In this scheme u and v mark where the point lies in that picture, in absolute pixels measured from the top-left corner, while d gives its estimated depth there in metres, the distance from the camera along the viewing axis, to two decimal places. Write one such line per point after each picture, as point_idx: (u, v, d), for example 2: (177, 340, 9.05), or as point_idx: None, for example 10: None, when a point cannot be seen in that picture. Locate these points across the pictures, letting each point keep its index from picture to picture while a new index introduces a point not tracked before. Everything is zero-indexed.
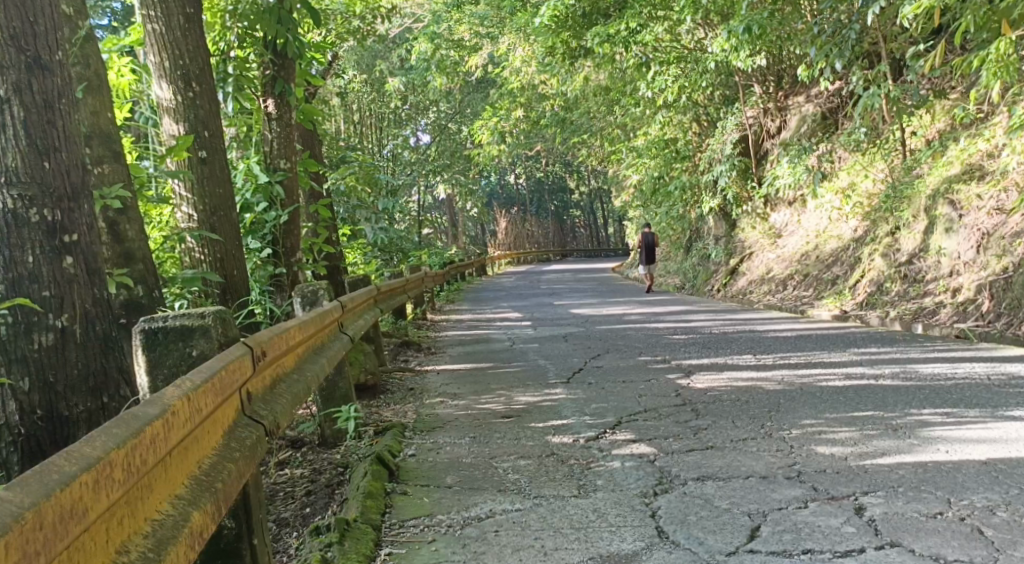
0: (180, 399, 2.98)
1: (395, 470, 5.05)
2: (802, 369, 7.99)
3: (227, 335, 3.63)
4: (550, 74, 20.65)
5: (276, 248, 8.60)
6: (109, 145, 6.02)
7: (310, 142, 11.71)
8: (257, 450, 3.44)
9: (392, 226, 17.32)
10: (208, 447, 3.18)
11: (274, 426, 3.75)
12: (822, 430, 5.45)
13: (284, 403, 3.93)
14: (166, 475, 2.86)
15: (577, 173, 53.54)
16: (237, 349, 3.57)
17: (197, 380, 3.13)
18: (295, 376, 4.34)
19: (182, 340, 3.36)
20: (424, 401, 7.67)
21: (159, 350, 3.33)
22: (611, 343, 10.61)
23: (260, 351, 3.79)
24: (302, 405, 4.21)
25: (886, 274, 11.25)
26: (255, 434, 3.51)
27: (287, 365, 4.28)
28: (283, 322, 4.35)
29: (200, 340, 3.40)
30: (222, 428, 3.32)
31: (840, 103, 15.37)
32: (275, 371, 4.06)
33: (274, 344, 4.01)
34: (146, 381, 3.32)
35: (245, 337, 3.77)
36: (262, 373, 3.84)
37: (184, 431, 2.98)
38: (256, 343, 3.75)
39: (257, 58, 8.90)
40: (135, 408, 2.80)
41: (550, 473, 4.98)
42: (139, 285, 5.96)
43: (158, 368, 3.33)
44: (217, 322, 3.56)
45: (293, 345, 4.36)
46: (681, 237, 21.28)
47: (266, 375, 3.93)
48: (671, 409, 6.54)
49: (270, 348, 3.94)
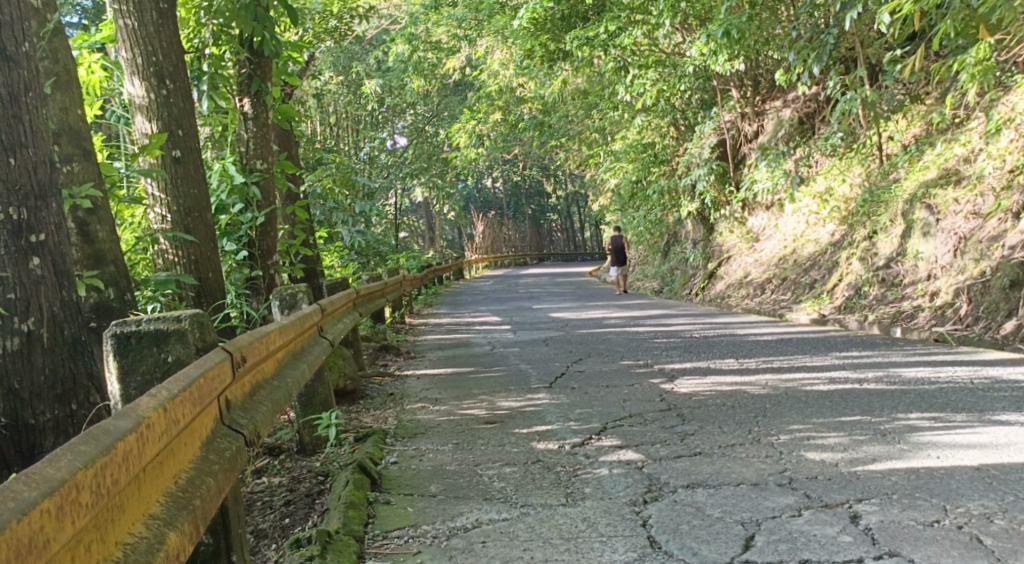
0: (156, 409, 2.83)
1: (377, 478, 4.92)
2: (785, 373, 7.91)
3: (205, 340, 3.48)
4: (528, 77, 20.56)
5: (252, 250, 8.41)
6: (79, 143, 5.85)
7: (286, 143, 11.58)
8: (237, 462, 3.30)
9: (369, 229, 17.16)
10: (186, 461, 3.03)
11: (254, 436, 3.60)
12: (811, 435, 5.36)
13: (264, 411, 3.79)
14: (139, 493, 2.71)
15: (554, 176, 53.47)
16: (216, 355, 3.41)
17: (174, 389, 2.98)
18: (275, 382, 4.19)
19: (155, 344, 3.22)
20: (404, 406, 7.54)
21: (132, 355, 3.18)
22: (591, 347, 10.51)
23: (240, 357, 3.64)
24: (282, 413, 4.06)
25: (864, 278, 11.20)
26: (235, 445, 3.36)
27: (266, 370, 4.14)
28: (263, 325, 4.20)
29: (175, 345, 3.26)
30: (200, 439, 3.17)
31: (817, 107, 15.32)
32: (255, 378, 3.91)
33: (253, 349, 3.86)
34: (119, 388, 3.17)
35: (224, 342, 3.62)
36: (241, 380, 3.68)
37: (160, 445, 2.84)
38: (235, 349, 3.60)
39: (233, 57, 8.72)
40: (105, 423, 2.64)
41: (536, 480, 4.85)
42: (111, 288, 5.82)
43: (130, 375, 3.18)
44: (195, 326, 3.42)
45: (273, 350, 4.22)
46: (658, 242, 21.22)
47: (246, 382, 3.78)
48: (656, 414, 6.44)
49: (250, 354, 3.79)
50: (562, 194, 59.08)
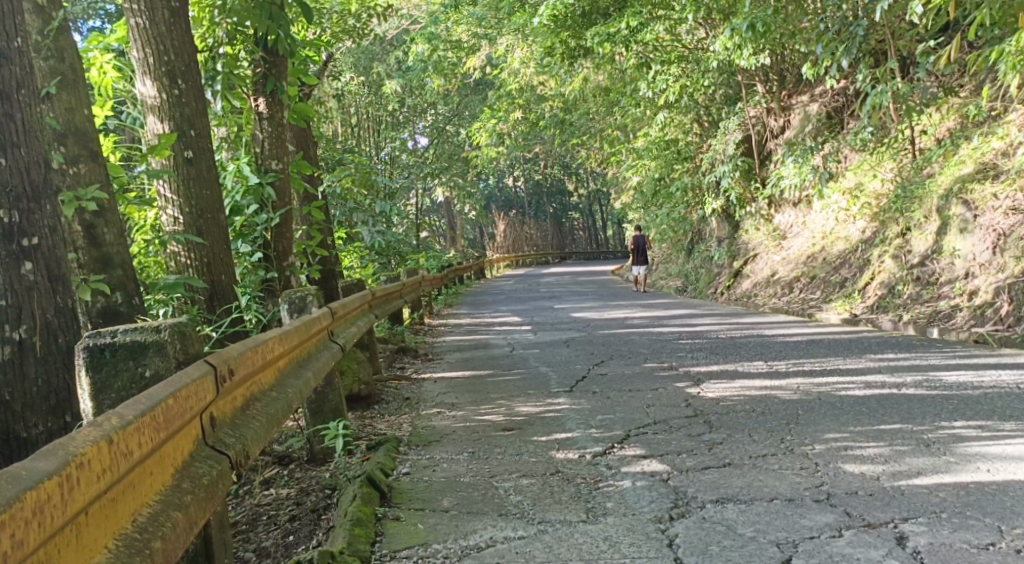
0: (100, 441, 2.51)
1: (386, 492, 4.66)
2: (818, 376, 7.61)
3: (186, 352, 3.30)
4: (549, 74, 20.32)
5: (267, 252, 8.13)
6: (86, 143, 5.60)
7: (304, 143, 11.34)
8: (214, 490, 3.04)
9: (389, 229, 16.93)
10: (150, 495, 2.75)
11: (243, 455, 3.36)
12: (848, 445, 5.07)
13: (257, 427, 3.55)
14: (78, 540, 2.39)
15: (576, 175, 53.17)
16: (197, 369, 3.17)
17: (129, 415, 2.68)
18: (273, 394, 3.96)
19: (132, 358, 3.09)
20: (420, 412, 7.29)
21: (106, 370, 3.07)
22: (614, 349, 10.22)
23: (227, 370, 3.40)
24: (280, 426, 3.83)
25: (898, 276, 10.87)
26: (216, 470, 3.10)
27: (264, 382, 3.90)
28: (261, 333, 3.97)
29: (153, 359, 3.13)
30: (172, 467, 2.91)
31: (846, 102, 14.97)
32: (248, 390, 3.68)
33: (246, 361, 3.63)
34: (92, 406, 3.07)
35: (209, 354, 3.39)
36: (229, 396, 3.45)
37: (106, 481, 2.51)
38: (221, 361, 3.36)
39: (247, 55, 8.44)
40: (31, 461, 2.32)
41: (555, 494, 4.59)
42: (118, 292, 5.59)
43: (103, 393, 3.07)
44: (175, 336, 3.25)
45: (271, 359, 3.98)
46: (681, 240, 20.88)
47: (236, 396, 3.54)
48: (683, 421, 6.16)
49: (241, 367, 3.55)
50: (584, 193, 58.74)
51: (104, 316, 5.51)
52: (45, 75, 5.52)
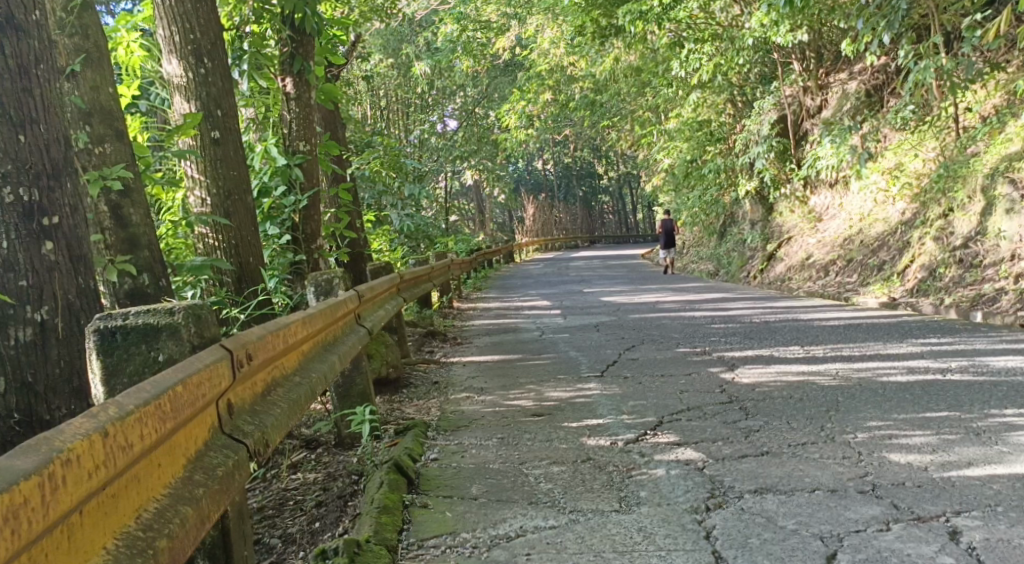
0: (98, 432, 2.40)
1: (414, 478, 4.55)
2: (858, 362, 7.42)
3: (201, 336, 3.20)
4: (580, 54, 20.08)
5: (296, 234, 8.04)
6: (111, 122, 5.54)
7: (331, 125, 11.25)
8: (227, 484, 2.93)
9: (418, 213, 16.83)
10: (156, 489, 2.64)
11: (261, 444, 3.25)
12: (892, 434, 4.90)
13: (277, 414, 3.44)
14: (69, 542, 2.27)
15: (606, 157, 52.89)
16: (211, 354, 3.07)
17: (130, 403, 2.56)
18: (295, 379, 3.86)
19: (144, 342, 3.00)
20: (449, 396, 7.18)
21: (117, 354, 2.97)
22: (646, 333, 10.06)
23: (245, 355, 3.29)
24: (303, 413, 3.73)
25: (940, 259, 10.63)
26: (231, 461, 3.00)
27: (287, 366, 3.79)
28: (284, 315, 3.86)
29: (166, 342, 3.05)
30: (183, 457, 2.81)
31: (885, 79, 14.63)
32: (269, 375, 3.57)
33: (267, 345, 3.52)
34: (103, 391, 2.98)
35: (226, 338, 3.28)
36: (247, 381, 3.34)
37: (104, 475, 2.40)
38: (238, 345, 3.25)
39: (274, 35, 8.31)
40: (16, 455, 2.19)
41: (587, 482, 4.46)
42: (145, 274, 5.50)
43: (115, 377, 2.98)
44: (190, 319, 3.15)
45: (293, 343, 3.87)
46: (713, 223, 20.63)
47: (256, 381, 3.44)
48: (718, 408, 6.01)
49: (261, 352, 3.44)
50: (613, 176, 58.38)
51: (131, 298, 5.45)
52: (69, 54, 5.44)
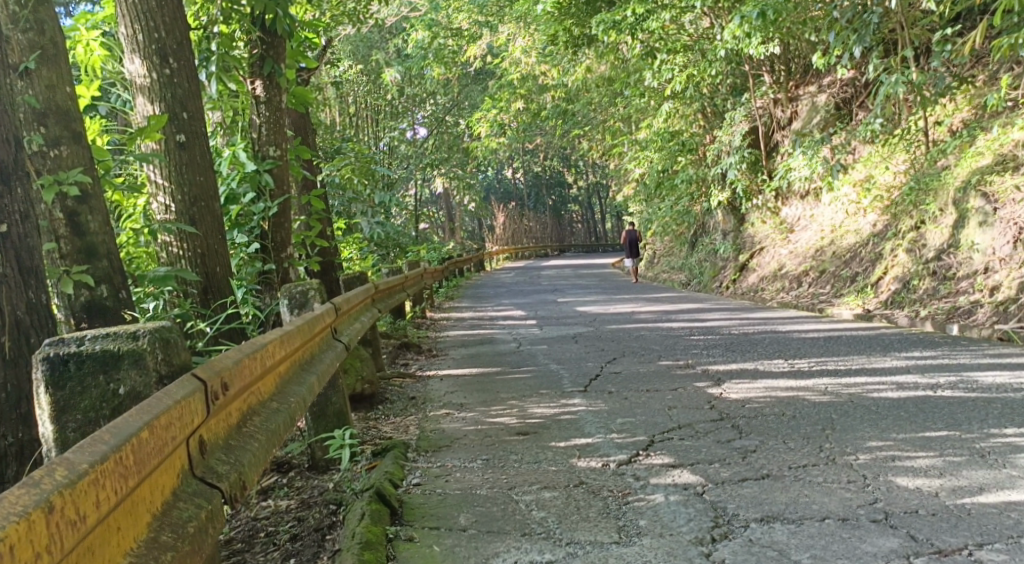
0: (40, 508, 2.12)
1: (397, 508, 4.29)
2: (846, 377, 7.21)
3: (171, 362, 2.94)
4: (551, 64, 19.85)
5: (265, 242, 7.70)
6: (69, 124, 5.29)
7: (302, 130, 10.95)
8: (199, 541, 2.66)
9: (388, 221, 16.54)
10: (116, 557, 2.38)
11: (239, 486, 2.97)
12: (895, 455, 4.67)
13: (255, 448, 3.16)
14: None
15: (575, 166, 52.79)
16: (181, 389, 2.80)
17: (82, 463, 2.29)
18: (273, 404, 3.59)
19: (102, 372, 2.71)
20: (427, 413, 6.90)
21: (70, 386, 2.68)
22: (625, 346, 9.82)
23: (218, 387, 3.02)
24: (281, 443, 3.45)
25: (913, 271, 10.48)
26: (203, 512, 2.73)
27: (264, 391, 3.51)
28: (260, 335, 3.58)
29: (128, 372, 2.77)
30: (148, 514, 2.54)
31: (854, 92, 14.44)
32: (245, 403, 3.29)
33: (243, 371, 3.24)
34: (52, 429, 2.68)
35: (197, 367, 3.01)
36: (222, 415, 3.07)
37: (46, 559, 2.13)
38: (211, 376, 2.98)
39: (244, 36, 8.00)
40: None
41: (581, 510, 4.23)
42: (104, 285, 5.31)
43: (67, 414, 2.69)
44: (156, 345, 2.86)
45: (271, 365, 3.58)
46: (683, 233, 20.45)
47: (232, 412, 3.17)
48: (709, 425, 5.77)
49: (236, 380, 3.16)
50: (582, 184, 58.21)
51: (89, 312, 5.22)
52: (22, 50, 5.14)
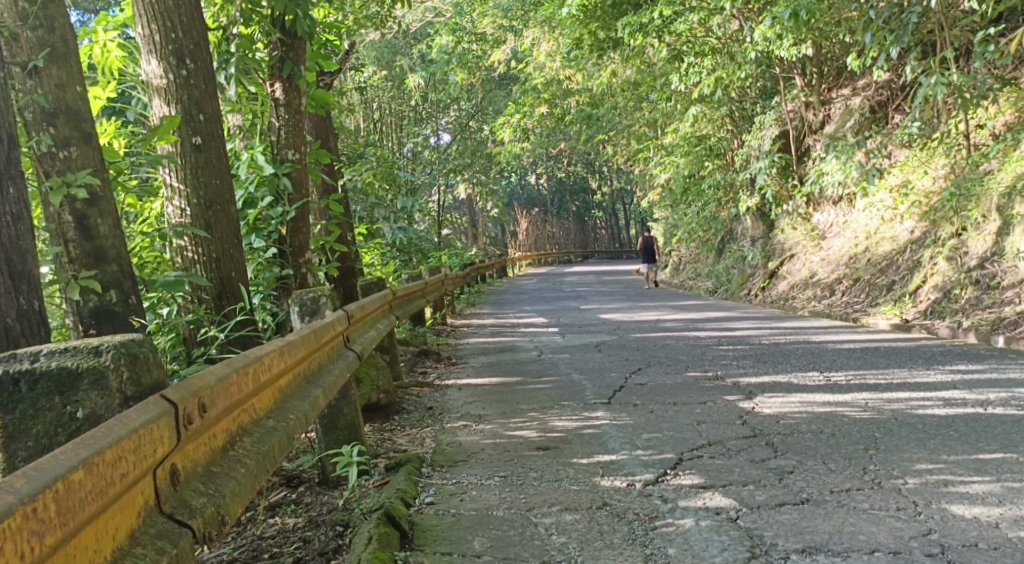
0: None
1: (408, 531, 4.03)
2: (887, 391, 6.87)
3: (138, 381, 2.77)
4: (576, 68, 19.56)
5: (283, 247, 7.42)
6: (79, 124, 5.05)
7: (323, 133, 10.70)
8: None
9: (410, 226, 16.28)
10: None
11: (215, 521, 2.74)
12: (947, 480, 4.43)
13: (238, 476, 2.94)
14: None
15: (599, 173, 52.48)
16: (143, 415, 2.57)
17: None
18: (265, 424, 3.35)
19: (57, 393, 2.63)
20: (445, 424, 6.63)
21: (21, 407, 2.62)
22: (651, 355, 9.51)
23: (191, 410, 2.78)
24: (273, 466, 3.24)
25: (954, 279, 10.12)
26: (164, 558, 2.49)
27: (256, 410, 3.30)
28: (253, 350, 3.37)
29: (88, 394, 2.66)
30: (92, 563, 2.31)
31: (890, 95, 14.07)
32: (231, 425, 3.08)
33: (226, 392, 3.02)
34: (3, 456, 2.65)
35: (169, 388, 2.79)
36: (197, 441, 2.84)
37: None
38: (182, 399, 2.75)
39: (263, 37, 7.71)
40: None
41: (605, 535, 3.96)
42: (113, 290, 5.08)
43: (21, 437, 2.65)
44: (123, 361, 2.73)
45: (264, 381, 3.37)
46: (710, 240, 20.07)
47: (212, 436, 2.94)
48: (741, 442, 5.46)
49: (216, 401, 2.94)
50: (607, 191, 57.88)
51: (97, 317, 5.03)
52: (32, 48, 4.91)
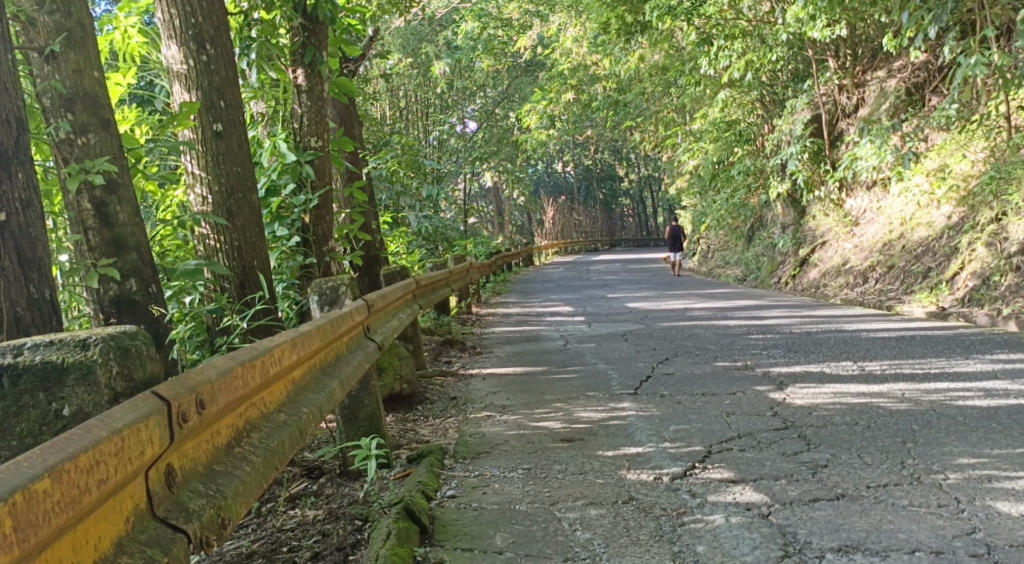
0: None
1: (428, 526, 3.91)
2: (925, 381, 6.69)
3: (129, 378, 2.73)
4: (604, 53, 19.32)
5: (306, 236, 7.30)
6: (97, 110, 4.94)
7: (347, 121, 10.59)
8: None
9: (436, 214, 16.15)
10: None
11: (213, 525, 2.64)
12: (990, 476, 4.31)
13: (238, 477, 2.84)
14: None
15: (627, 160, 52.20)
16: (129, 414, 2.45)
17: None
18: (273, 420, 3.24)
19: (43, 390, 2.63)
20: (468, 414, 6.52)
21: (9, 401, 2.63)
22: (679, 344, 9.35)
23: (187, 408, 2.66)
24: (281, 465, 3.14)
25: (992, 266, 9.88)
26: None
27: (264, 406, 3.20)
28: (263, 343, 3.27)
29: (75, 390, 2.64)
30: None
31: (927, 77, 13.75)
32: (234, 421, 2.98)
33: (229, 387, 2.90)
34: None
35: (164, 385, 2.68)
36: (195, 439, 2.73)
37: None
38: (176, 397, 2.63)
39: (285, 23, 7.57)
40: None
41: (631, 531, 3.83)
42: (132, 279, 5.00)
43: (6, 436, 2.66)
44: (113, 356, 2.69)
45: (274, 375, 3.26)
46: (740, 227, 19.82)
47: (214, 434, 2.84)
48: (773, 435, 5.31)
49: (217, 398, 2.83)
50: (636, 178, 57.57)
51: (117, 307, 4.94)
52: (49, 33, 4.81)
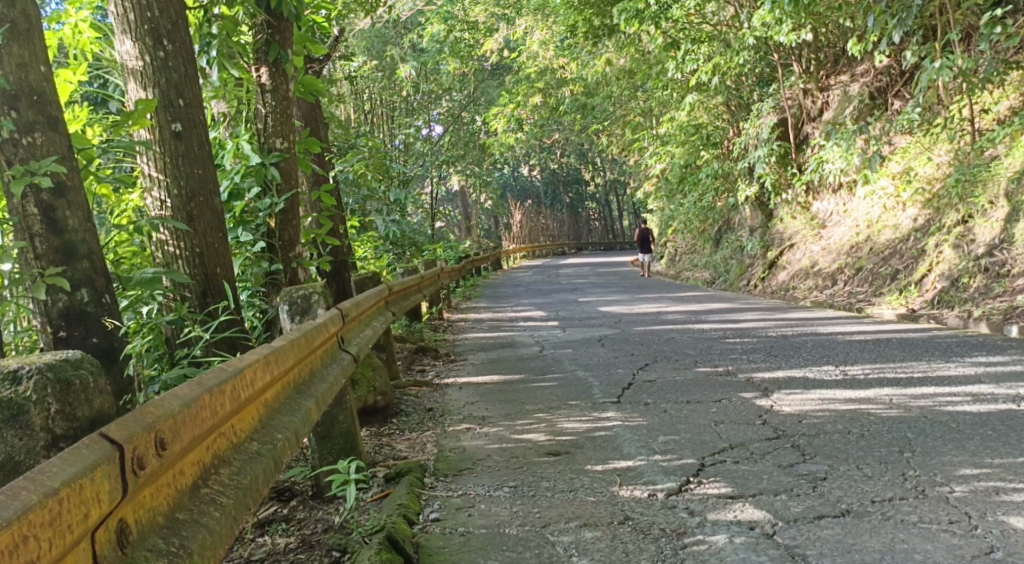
0: None
1: (412, 556, 3.66)
2: (909, 386, 6.51)
3: (71, 416, 2.54)
4: (570, 56, 19.12)
5: (271, 240, 6.97)
6: (45, 108, 4.63)
7: (313, 122, 10.29)
8: None
9: (403, 219, 15.84)
10: None
11: None
12: (997, 488, 4.12)
13: (205, 522, 2.57)
14: None
15: (592, 163, 52.08)
16: (69, 470, 2.18)
17: None
18: (246, 450, 2.97)
19: None
20: (445, 427, 6.26)
21: None
22: (656, 349, 9.13)
23: (140, 451, 2.39)
24: (254, 501, 2.87)
25: (961, 268, 9.76)
26: None
27: (233, 436, 2.92)
28: (230, 365, 2.98)
29: None
30: None
31: (889, 82, 13.62)
32: (200, 457, 2.70)
33: (191, 422, 2.62)
34: None
35: (113, 426, 2.40)
36: (154, 484, 2.46)
37: None
38: (129, 440, 2.36)
39: (247, 20, 7.26)
40: None
41: (629, 555, 3.60)
42: (83, 289, 4.68)
43: None
44: (51, 392, 2.50)
45: (244, 400, 2.98)
46: (707, 229, 19.67)
47: (176, 474, 2.57)
48: (765, 445, 5.09)
49: (178, 436, 2.55)
50: (600, 182, 57.42)
51: (68, 318, 4.63)
52: None
